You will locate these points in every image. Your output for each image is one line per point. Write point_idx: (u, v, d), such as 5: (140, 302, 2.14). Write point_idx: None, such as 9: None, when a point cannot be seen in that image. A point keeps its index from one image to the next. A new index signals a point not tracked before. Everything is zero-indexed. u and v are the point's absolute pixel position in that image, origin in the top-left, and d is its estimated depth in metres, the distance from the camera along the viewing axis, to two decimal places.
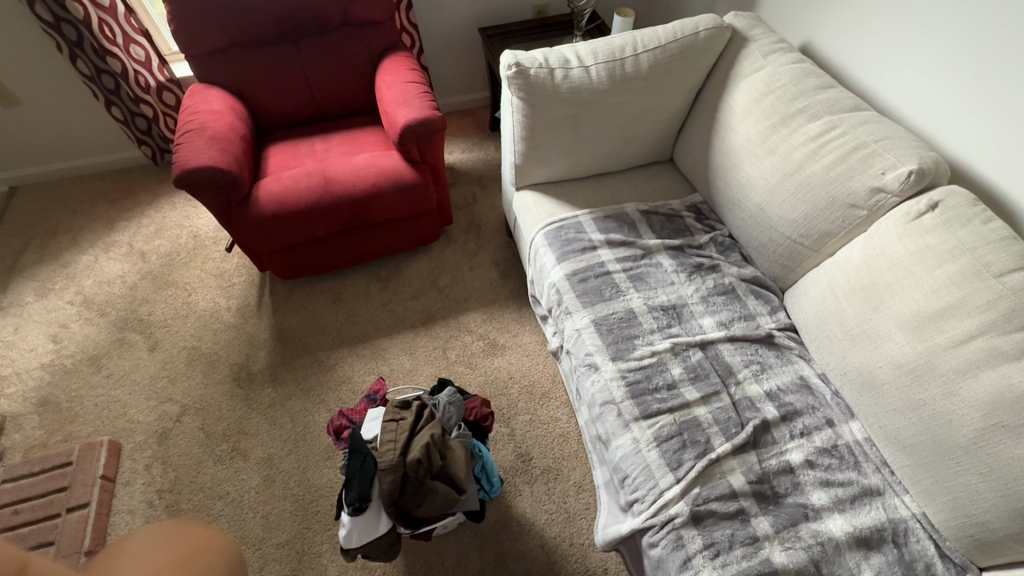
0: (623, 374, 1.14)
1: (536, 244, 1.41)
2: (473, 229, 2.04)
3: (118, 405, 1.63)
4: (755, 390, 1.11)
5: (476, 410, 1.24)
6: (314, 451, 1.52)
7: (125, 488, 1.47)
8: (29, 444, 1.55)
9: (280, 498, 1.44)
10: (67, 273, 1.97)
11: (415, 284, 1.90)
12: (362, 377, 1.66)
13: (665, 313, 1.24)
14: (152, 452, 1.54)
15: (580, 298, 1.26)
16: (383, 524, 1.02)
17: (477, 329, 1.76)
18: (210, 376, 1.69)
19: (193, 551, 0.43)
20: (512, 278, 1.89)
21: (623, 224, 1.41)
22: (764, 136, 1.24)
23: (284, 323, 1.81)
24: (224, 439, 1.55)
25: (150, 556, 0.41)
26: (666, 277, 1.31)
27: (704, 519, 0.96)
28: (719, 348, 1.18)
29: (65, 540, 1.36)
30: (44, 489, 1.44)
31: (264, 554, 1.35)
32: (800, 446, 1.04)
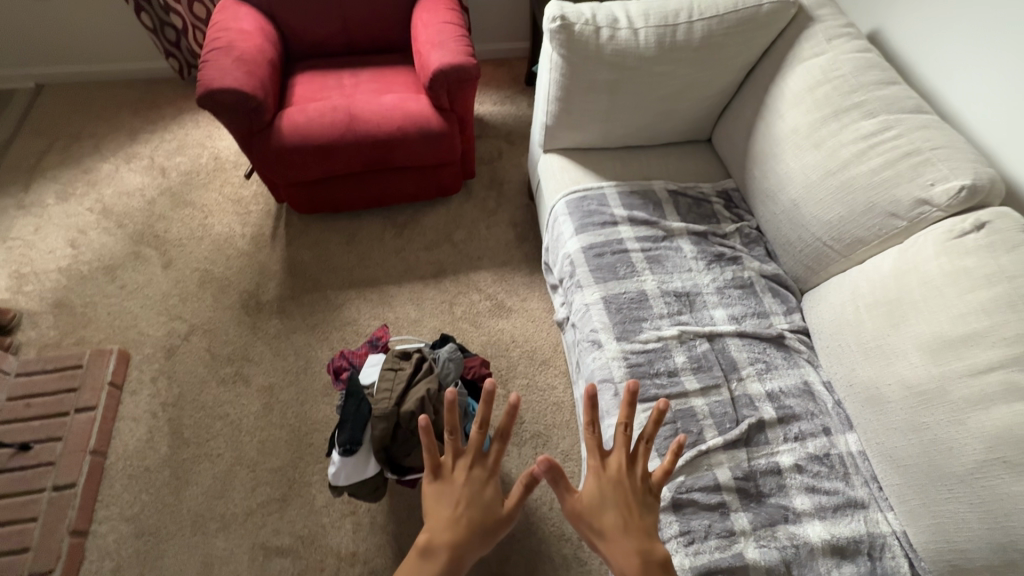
0: (626, 355, 1.13)
1: (556, 211, 1.38)
2: (495, 186, 2.00)
3: (129, 316, 1.67)
4: (757, 388, 1.10)
5: (474, 369, 1.24)
6: (314, 386, 1.56)
7: (130, 397, 1.53)
8: (43, 342, 1.60)
9: (278, 427, 1.50)
10: (87, 180, 1.97)
11: (430, 235, 1.88)
12: (366, 321, 1.68)
13: (677, 300, 1.21)
14: (159, 366, 1.59)
15: (594, 272, 1.24)
16: (371, 467, 1.05)
17: (486, 289, 1.76)
18: (220, 300, 1.71)
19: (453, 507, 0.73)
20: (528, 242, 1.87)
21: (649, 202, 1.36)
22: (813, 127, 1.17)
23: (296, 257, 1.81)
24: (228, 363, 1.59)
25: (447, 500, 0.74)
26: (685, 262, 1.27)
27: (684, 507, 0.97)
28: (726, 342, 1.16)
29: (72, 437, 1.43)
30: (55, 387, 1.50)
31: (258, 476, 1.43)
32: (791, 450, 1.04)
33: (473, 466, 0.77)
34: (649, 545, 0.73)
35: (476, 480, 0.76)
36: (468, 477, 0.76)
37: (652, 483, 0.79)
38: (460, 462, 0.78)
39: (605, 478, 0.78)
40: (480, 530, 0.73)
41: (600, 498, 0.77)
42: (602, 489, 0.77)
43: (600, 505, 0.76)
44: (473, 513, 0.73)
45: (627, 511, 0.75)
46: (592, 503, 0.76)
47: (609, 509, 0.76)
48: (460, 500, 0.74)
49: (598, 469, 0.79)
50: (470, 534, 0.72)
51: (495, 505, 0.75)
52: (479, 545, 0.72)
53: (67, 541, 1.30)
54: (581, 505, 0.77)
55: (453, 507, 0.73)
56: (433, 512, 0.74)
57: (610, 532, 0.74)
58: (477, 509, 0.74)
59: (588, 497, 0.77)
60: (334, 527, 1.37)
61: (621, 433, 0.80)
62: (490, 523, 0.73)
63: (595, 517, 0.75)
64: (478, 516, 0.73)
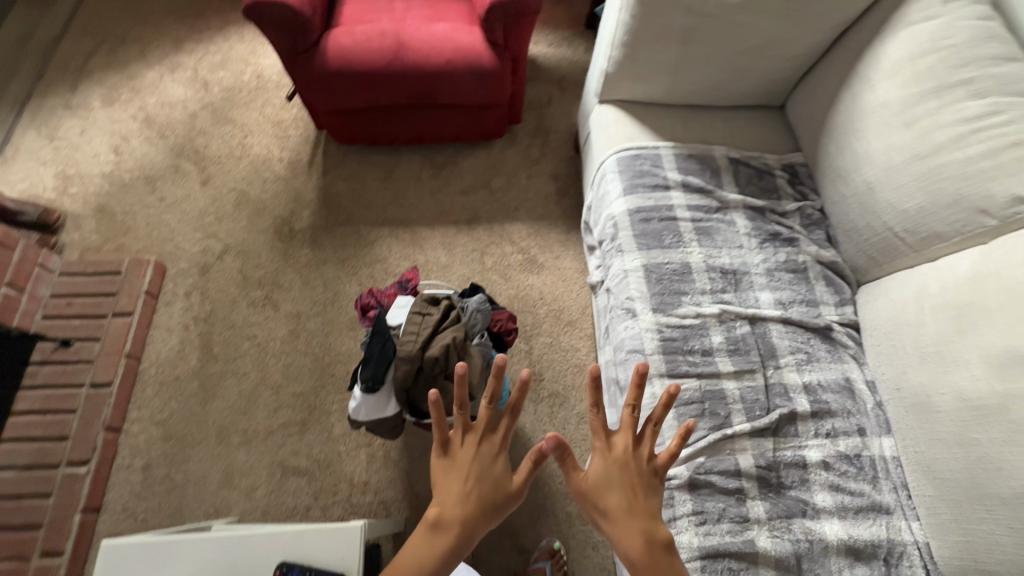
0: (661, 328, 1.08)
1: (605, 168, 1.30)
2: (540, 135, 1.90)
3: (166, 229, 1.69)
4: (793, 379, 1.05)
5: (501, 323, 1.21)
6: (340, 319, 1.58)
7: (165, 307, 1.57)
8: (85, 245, 1.64)
9: (303, 354, 1.54)
10: (132, 87, 1.95)
11: (468, 179, 1.82)
12: (396, 261, 1.68)
13: (722, 277, 1.14)
14: (193, 281, 1.62)
15: (637, 238, 1.18)
16: (391, 407, 1.05)
17: (519, 242, 1.73)
18: (254, 222, 1.71)
19: (464, 484, 0.74)
20: (568, 198, 1.80)
21: (706, 168, 1.26)
22: (907, 104, 1.04)
23: (332, 187, 1.79)
24: (259, 286, 1.62)
25: (458, 476, 0.74)
26: (736, 238, 1.19)
27: (701, 487, 0.95)
28: (768, 327, 1.10)
29: (109, 340, 1.48)
30: (95, 290, 1.54)
31: (282, 397, 1.48)
32: (821, 446, 1.00)
33: (483, 441, 0.77)
34: (653, 526, 0.72)
35: (487, 457, 0.76)
36: (478, 453, 0.76)
37: (659, 465, 0.77)
38: (470, 437, 0.77)
39: (611, 459, 0.76)
40: (489, 504, 0.73)
41: (606, 478, 0.75)
42: (607, 469, 0.75)
43: (605, 485, 0.74)
44: (483, 489, 0.74)
45: (632, 492, 0.73)
46: (598, 483, 0.74)
47: (615, 489, 0.74)
48: (469, 475, 0.74)
49: (603, 449, 0.77)
50: (479, 510, 0.72)
51: (505, 480, 0.75)
52: (489, 520, 0.73)
53: (102, 436, 1.37)
54: (586, 485, 0.75)
55: (463, 482, 0.74)
56: (443, 488, 0.74)
57: (615, 514, 0.72)
58: (487, 485, 0.74)
59: (594, 477, 0.75)
60: (348, 455, 1.42)
61: (626, 415, 0.79)
62: (499, 498, 0.73)
63: (600, 497, 0.73)
64: (488, 491, 0.74)
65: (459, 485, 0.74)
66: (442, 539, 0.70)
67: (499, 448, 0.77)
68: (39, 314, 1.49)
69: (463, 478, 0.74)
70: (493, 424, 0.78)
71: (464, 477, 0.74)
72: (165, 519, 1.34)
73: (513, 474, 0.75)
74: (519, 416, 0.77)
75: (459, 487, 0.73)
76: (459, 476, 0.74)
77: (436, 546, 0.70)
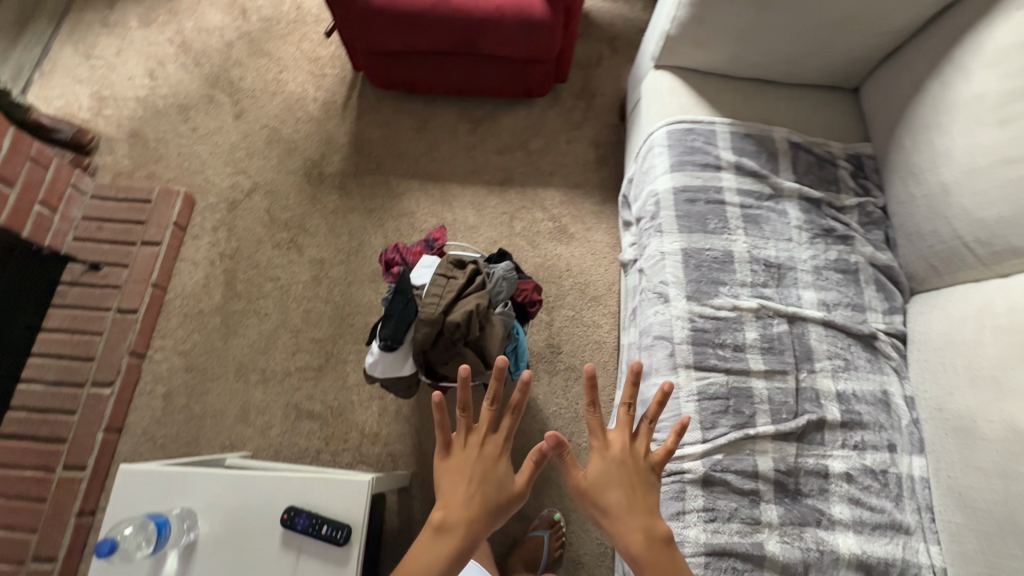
0: (693, 317, 1.03)
1: (654, 140, 1.21)
2: (585, 97, 1.80)
3: (197, 161, 1.67)
4: (827, 385, 1.00)
5: (526, 293, 1.18)
6: (363, 270, 1.57)
7: (192, 241, 1.58)
8: (118, 170, 1.64)
9: (324, 301, 1.54)
10: (170, 8, 1.89)
11: (505, 138, 1.74)
12: (423, 217, 1.64)
13: (766, 270, 1.07)
14: (220, 217, 1.61)
15: (679, 219, 1.11)
16: (407, 367, 1.03)
17: (551, 209, 1.67)
18: (285, 162, 1.68)
19: (467, 486, 0.73)
20: (607, 167, 1.71)
21: (763, 151, 1.17)
22: (1005, 98, 0.92)
23: (364, 133, 1.73)
24: (285, 228, 1.61)
25: (461, 479, 0.74)
26: (785, 230, 1.11)
27: (714, 485, 0.93)
28: (808, 329, 1.04)
29: (137, 267, 1.49)
30: (125, 216, 1.54)
31: (300, 342, 1.49)
32: (846, 457, 0.96)
33: (484, 441, 0.77)
34: (654, 521, 0.70)
35: (490, 459, 0.76)
36: (480, 454, 0.76)
37: (656, 461, 0.76)
38: (472, 438, 0.77)
39: (610, 456, 0.74)
40: (492, 505, 0.73)
41: (606, 476, 0.73)
42: (606, 467, 0.74)
43: (605, 483, 0.72)
44: (487, 491, 0.73)
45: (631, 488, 0.72)
46: (598, 481, 0.73)
47: (615, 487, 0.72)
48: (472, 476, 0.74)
49: (601, 446, 0.75)
50: (483, 511, 0.72)
51: (507, 480, 0.75)
52: (494, 522, 0.73)
53: (126, 360, 1.41)
54: (586, 483, 0.73)
55: (466, 484, 0.73)
56: (446, 491, 0.74)
57: (617, 512, 0.70)
58: (491, 488, 0.74)
59: (594, 475, 0.73)
60: (361, 405, 1.44)
61: (622, 414, 0.78)
62: (502, 499, 0.73)
63: (600, 495, 0.72)
64: (491, 492, 0.73)
65: (462, 487, 0.73)
66: (449, 541, 0.70)
67: (502, 450, 0.77)
68: (71, 235, 1.51)
69: (467, 481, 0.74)
70: (495, 424, 0.78)
71: (468, 480, 0.74)
72: (183, 445, 1.40)
73: (514, 474, 0.75)
74: (520, 415, 0.77)
75: (463, 490, 0.73)
76: (463, 479, 0.74)
77: (443, 549, 0.69)
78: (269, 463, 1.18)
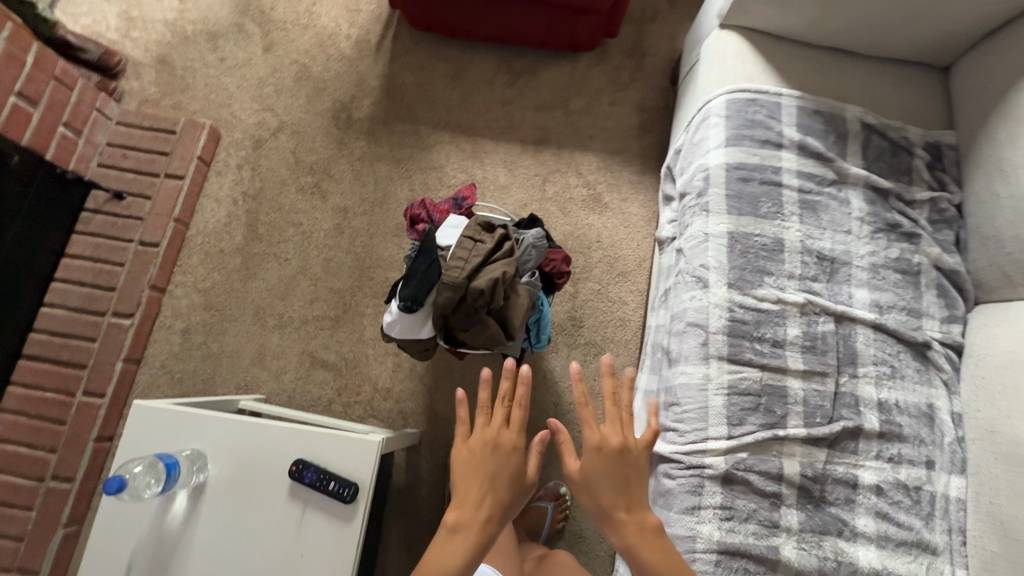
0: (733, 307, 0.96)
1: (710, 109, 1.10)
2: (635, 55, 1.66)
3: (224, 94, 1.61)
4: (868, 392, 0.93)
5: (554, 264, 1.13)
6: (386, 223, 1.52)
7: (215, 177, 1.55)
8: (144, 97, 1.60)
9: (345, 252, 1.50)
10: None
11: (545, 94, 1.63)
12: (452, 172, 1.57)
13: (818, 263, 0.99)
14: (245, 155, 1.57)
15: (729, 200, 1.02)
16: (426, 330, 1.00)
17: (586, 175, 1.58)
18: (313, 103, 1.61)
19: (481, 482, 0.71)
20: (650, 135, 1.60)
21: (832, 131, 1.05)
22: None
23: (397, 77, 1.64)
24: (310, 172, 1.56)
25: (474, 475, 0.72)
26: (845, 221, 1.01)
27: (735, 483, 0.89)
28: (856, 330, 0.96)
29: (160, 200, 1.46)
30: (149, 146, 1.50)
31: (318, 291, 1.47)
32: (879, 469, 0.91)
33: (497, 436, 0.74)
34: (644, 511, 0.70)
35: (504, 454, 0.73)
36: (493, 448, 0.73)
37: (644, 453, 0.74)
38: (484, 430, 0.75)
39: (607, 454, 0.71)
40: (506, 502, 0.71)
41: (604, 472, 0.71)
42: (603, 464, 0.71)
43: (602, 479, 0.70)
44: (501, 488, 0.71)
45: (627, 483, 0.70)
46: (596, 476, 0.71)
47: (614, 482, 0.70)
48: (485, 473, 0.72)
49: (596, 443, 0.72)
50: (498, 508, 0.71)
51: (520, 477, 0.73)
52: (508, 518, 0.72)
53: (146, 293, 1.41)
54: (581, 474, 0.71)
55: (479, 481, 0.71)
56: (459, 489, 0.72)
57: (616, 512, 0.69)
58: (506, 484, 0.72)
59: (590, 470, 0.71)
60: (375, 360, 1.42)
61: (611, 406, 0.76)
62: (516, 495, 0.72)
63: (597, 489, 0.70)
64: (504, 489, 0.71)
65: (477, 484, 0.71)
66: (465, 539, 0.68)
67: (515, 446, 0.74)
68: (95, 160, 1.48)
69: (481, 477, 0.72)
70: (506, 419, 0.76)
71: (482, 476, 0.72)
72: (199, 382, 1.41)
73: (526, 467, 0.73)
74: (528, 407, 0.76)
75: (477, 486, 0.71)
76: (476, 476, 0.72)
77: (460, 548, 0.67)
78: (284, 410, 1.21)
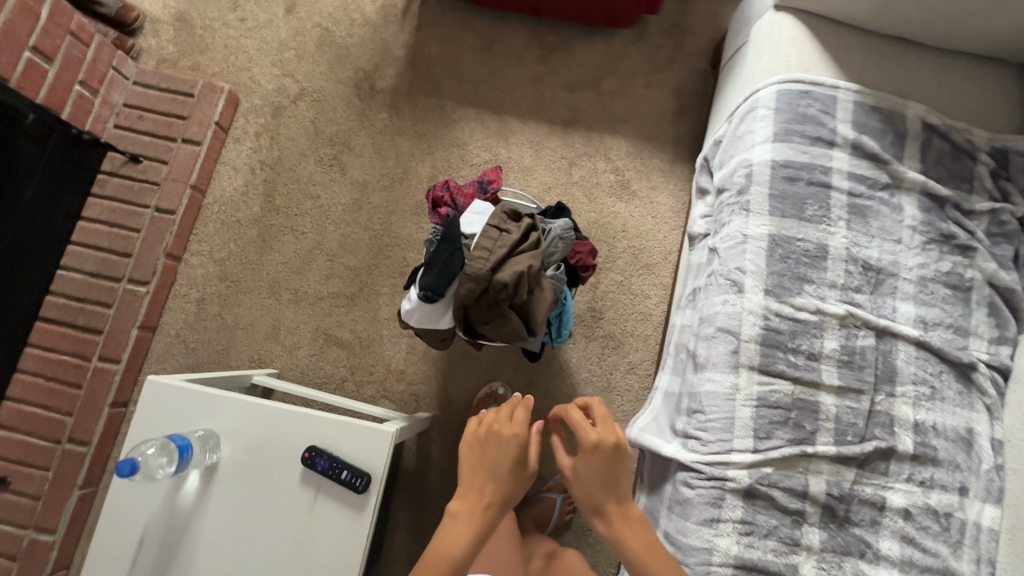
0: (768, 315, 0.91)
1: (758, 100, 1.03)
2: (675, 34, 1.57)
3: (244, 57, 1.55)
4: (904, 412, 0.89)
5: (580, 257, 1.08)
6: (406, 200, 1.47)
7: (233, 145, 1.51)
8: (162, 57, 1.54)
9: (363, 228, 1.46)
10: None
11: (577, 72, 1.55)
12: (476, 151, 1.51)
13: (862, 273, 0.93)
14: (264, 122, 1.52)
15: (773, 200, 0.95)
16: (445, 321, 0.96)
17: (615, 160, 1.51)
18: (335, 70, 1.55)
19: (479, 472, 0.69)
20: (685, 121, 1.52)
21: (890, 130, 0.98)
22: None
23: (423, 47, 1.56)
24: (330, 144, 1.51)
25: (475, 465, 0.70)
26: (895, 229, 0.95)
27: (757, 498, 0.86)
28: (897, 347, 0.91)
29: (176, 166, 1.42)
30: (167, 109, 1.45)
31: (335, 267, 1.44)
32: (908, 492, 0.87)
33: (501, 427, 0.72)
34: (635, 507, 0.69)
35: (507, 445, 0.70)
36: (494, 438, 0.71)
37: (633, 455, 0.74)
38: (483, 423, 0.74)
39: (606, 451, 0.69)
40: (505, 493, 0.68)
41: (598, 471, 0.69)
42: (598, 462, 0.69)
43: (596, 477, 0.69)
44: (503, 479, 0.69)
45: (622, 481, 0.69)
46: (589, 473, 0.69)
47: (607, 480, 0.69)
48: (485, 463, 0.69)
49: (592, 443, 0.69)
50: (497, 500, 0.68)
51: (520, 468, 0.70)
52: (509, 510, 0.69)
53: (162, 262, 1.39)
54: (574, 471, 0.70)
55: (479, 471, 0.69)
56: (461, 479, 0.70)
57: (610, 509, 0.68)
58: (508, 475, 0.69)
59: (584, 468, 0.69)
60: (390, 340, 1.40)
61: (600, 409, 0.76)
62: (516, 486, 0.70)
63: (591, 486, 0.69)
64: (504, 480, 0.69)
65: (477, 474, 0.69)
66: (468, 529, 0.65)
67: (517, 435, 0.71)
68: (112, 121, 1.45)
69: (479, 467, 0.69)
70: (508, 414, 0.75)
71: (481, 466, 0.69)
72: (212, 353, 1.40)
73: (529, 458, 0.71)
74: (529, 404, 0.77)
75: (476, 474, 0.69)
76: (475, 466, 0.70)
77: (462, 538, 0.64)
78: (296, 388, 1.22)
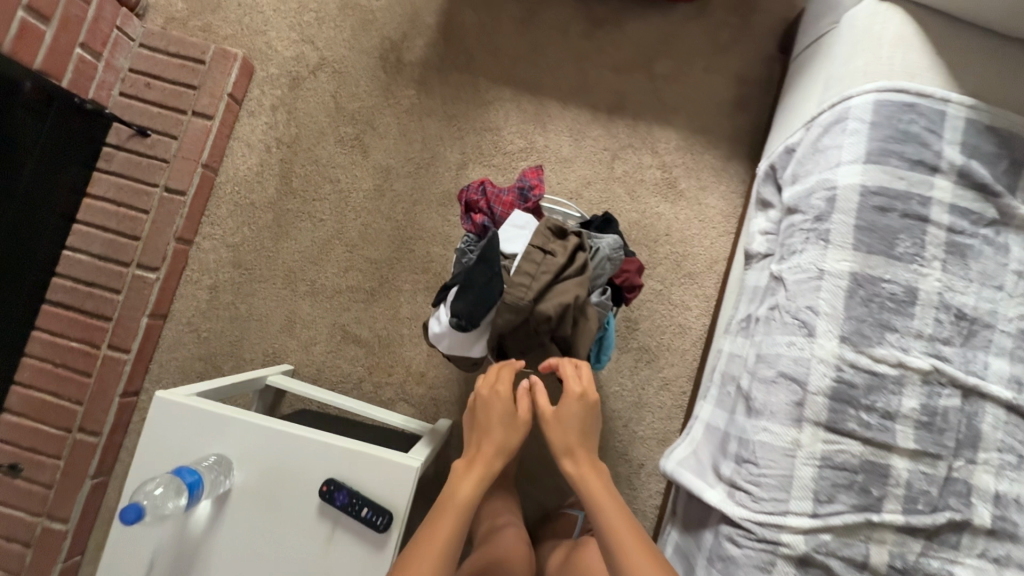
0: (841, 366, 0.81)
1: (849, 110, 0.88)
2: (741, 10, 1.39)
3: (259, 19, 1.41)
4: (985, 482, 0.80)
5: (627, 276, 0.97)
6: (432, 189, 1.36)
7: (248, 118, 1.39)
8: (170, 15, 1.40)
9: (385, 218, 1.36)
10: None
11: (627, 51, 1.39)
12: (510, 137, 1.37)
13: (954, 323, 0.82)
14: (281, 95, 1.39)
15: (858, 233, 0.83)
16: (478, 349, 0.89)
17: (663, 155, 1.37)
18: (358, 38, 1.40)
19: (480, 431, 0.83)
20: (744, 114, 1.37)
21: (1004, 156, 0.84)
22: None
23: (457, 15, 1.40)
24: (351, 122, 1.38)
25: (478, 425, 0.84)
26: (997, 273, 0.83)
27: (811, 565, 0.79)
28: (984, 409, 0.81)
29: (186, 142, 1.31)
30: (175, 76, 1.33)
31: (354, 260, 1.35)
32: (979, 569, 0.79)
33: (493, 391, 0.85)
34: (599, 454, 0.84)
35: (500, 405, 0.84)
36: (488, 400, 0.85)
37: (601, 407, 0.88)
38: (479, 389, 0.87)
39: (583, 401, 0.83)
40: (499, 446, 0.82)
41: (573, 418, 0.83)
42: (576, 411, 0.83)
43: (572, 425, 0.83)
44: (497, 434, 0.83)
45: (590, 429, 0.84)
46: (567, 422, 0.83)
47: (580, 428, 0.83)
48: (485, 423, 0.84)
49: (575, 394, 0.83)
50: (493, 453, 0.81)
51: (510, 425, 0.84)
52: (504, 459, 0.82)
53: (172, 247, 1.30)
54: (556, 422, 0.84)
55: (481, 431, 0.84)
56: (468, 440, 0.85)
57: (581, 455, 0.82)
58: (502, 429, 0.83)
59: (564, 418, 0.83)
60: (410, 341, 1.33)
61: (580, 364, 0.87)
62: (509, 440, 0.83)
63: (569, 435, 0.83)
64: (498, 435, 0.83)
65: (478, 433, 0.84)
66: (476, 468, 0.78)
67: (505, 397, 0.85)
68: (116, 88, 1.33)
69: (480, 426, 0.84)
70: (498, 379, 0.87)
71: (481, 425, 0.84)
72: (225, 344, 1.34)
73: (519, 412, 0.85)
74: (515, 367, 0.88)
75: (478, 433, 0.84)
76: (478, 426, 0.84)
77: (468, 485, 0.76)
78: (304, 387, 1.17)
